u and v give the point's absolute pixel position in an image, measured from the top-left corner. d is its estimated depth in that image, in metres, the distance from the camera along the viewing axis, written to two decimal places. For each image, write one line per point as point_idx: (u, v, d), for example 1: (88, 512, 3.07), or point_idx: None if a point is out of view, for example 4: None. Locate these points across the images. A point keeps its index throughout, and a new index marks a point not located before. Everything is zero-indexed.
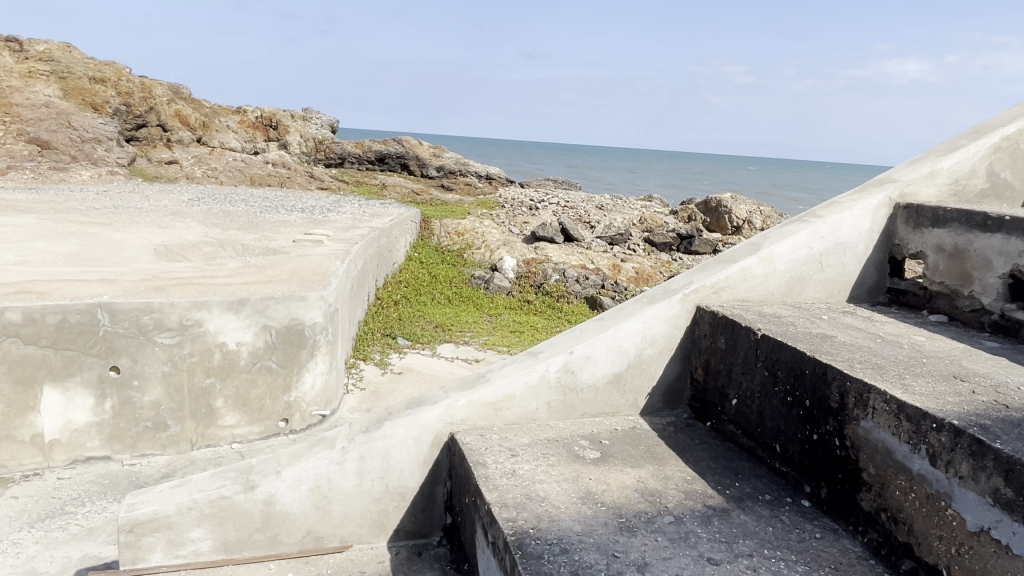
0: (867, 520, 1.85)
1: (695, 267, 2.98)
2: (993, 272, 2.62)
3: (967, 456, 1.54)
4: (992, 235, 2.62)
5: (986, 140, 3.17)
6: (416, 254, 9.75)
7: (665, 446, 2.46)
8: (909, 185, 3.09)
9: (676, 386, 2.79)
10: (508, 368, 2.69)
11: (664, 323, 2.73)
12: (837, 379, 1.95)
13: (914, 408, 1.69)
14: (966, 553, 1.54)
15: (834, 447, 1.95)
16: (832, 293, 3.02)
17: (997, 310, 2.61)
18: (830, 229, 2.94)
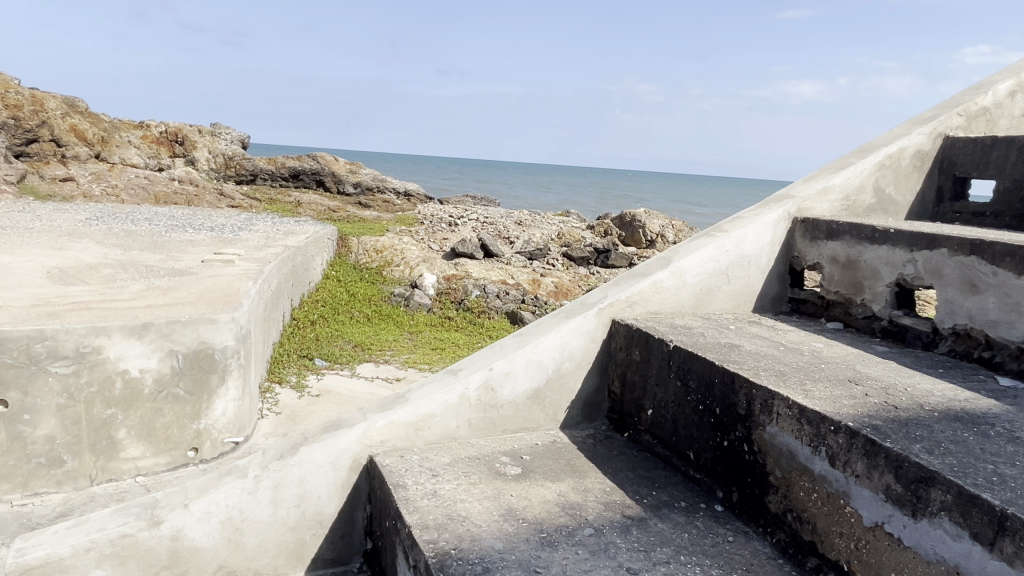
0: (776, 522, 1.92)
1: (609, 282, 3.05)
2: (882, 281, 2.80)
3: (862, 456, 1.63)
4: (880, 246, 2.81)
5: (871, 158, 3.40)
6: (333, 272, 9.55)
7: (585, 459, 2.49)
8: (806, 201, 3.28)
9: (594, 399, 2.84)
10: (427, 387, 2.66)
11: (581, 337, 2.78)
12: (744, 387, 2.04)
13: (814, 412, 1.79)
14: (865, 547, 1.63)
15: (743, 452, 2.04)
16: (738, 303, 3.15)
17: (887, 317, 2.79)
18: (735, 243, 3.09)
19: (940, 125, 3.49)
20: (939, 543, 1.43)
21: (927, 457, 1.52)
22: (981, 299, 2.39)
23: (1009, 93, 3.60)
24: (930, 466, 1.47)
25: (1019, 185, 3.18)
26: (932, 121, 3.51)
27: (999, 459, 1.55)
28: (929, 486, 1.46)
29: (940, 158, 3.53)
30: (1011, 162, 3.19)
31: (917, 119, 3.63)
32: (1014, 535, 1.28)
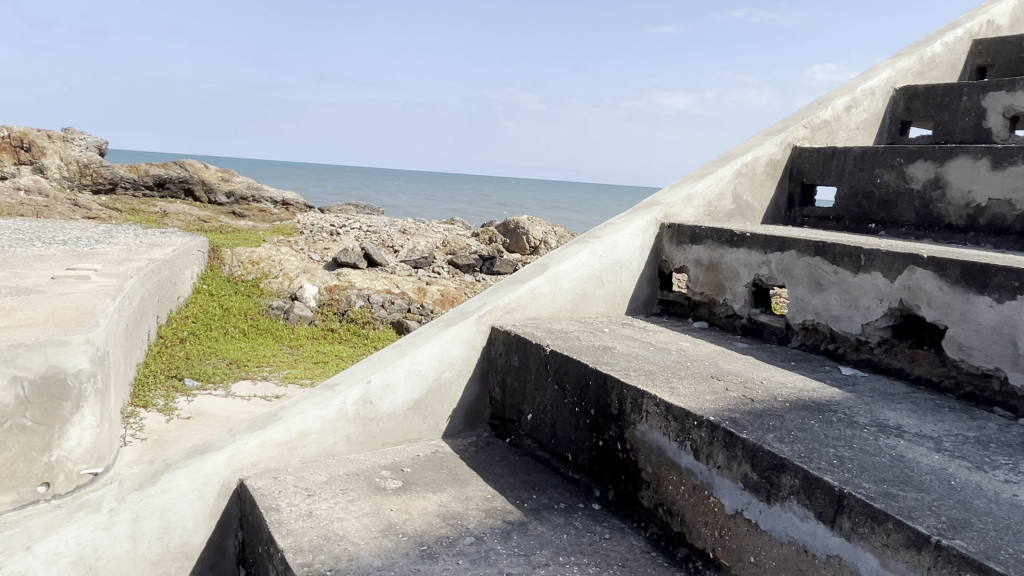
0: (648, 515, 2.00)
1: (488, 289, 3.07)
2: (741, 282, 2.99)
3: (722, 447, 1.73)
4: (738, 249, 3.00)
5: (729, 166, 3.63)
6: (205, 286, 9.04)
7: (466, 467, 2.48)
8: (672, 207, 3.45)
9: (475, 406, 2.84)
10: (302, 403, 2.57)
11: (461, 345, 2.78)
12: (616, 388, 2.12)
13: (679, 409, 1.88)
14: (727, 534, 1.72)
15: (616, 451, 2.11)
16: (612, 307, 3.27)
17: (746, 315, 2.97)
18: (607, 249, 3.20)
19: (789, 136, 3.78)
20: (790, 524, 1.54)
21: (778, 445, 1.63)
22: (825, 296, 2.60)
23: (847, 107, 3.95)
24: (781, 453, 1.58)
25: (855, 192, 3.46)
26: (782, 132, 3.80)
27: (840, 442, 1.69)
28: (780, 472, 1.56)
29: (791, 167, 3.83)
30: (849, 170, 3.49)
31: (769, 130, 3.92)
32: (850, 511, 1.39)
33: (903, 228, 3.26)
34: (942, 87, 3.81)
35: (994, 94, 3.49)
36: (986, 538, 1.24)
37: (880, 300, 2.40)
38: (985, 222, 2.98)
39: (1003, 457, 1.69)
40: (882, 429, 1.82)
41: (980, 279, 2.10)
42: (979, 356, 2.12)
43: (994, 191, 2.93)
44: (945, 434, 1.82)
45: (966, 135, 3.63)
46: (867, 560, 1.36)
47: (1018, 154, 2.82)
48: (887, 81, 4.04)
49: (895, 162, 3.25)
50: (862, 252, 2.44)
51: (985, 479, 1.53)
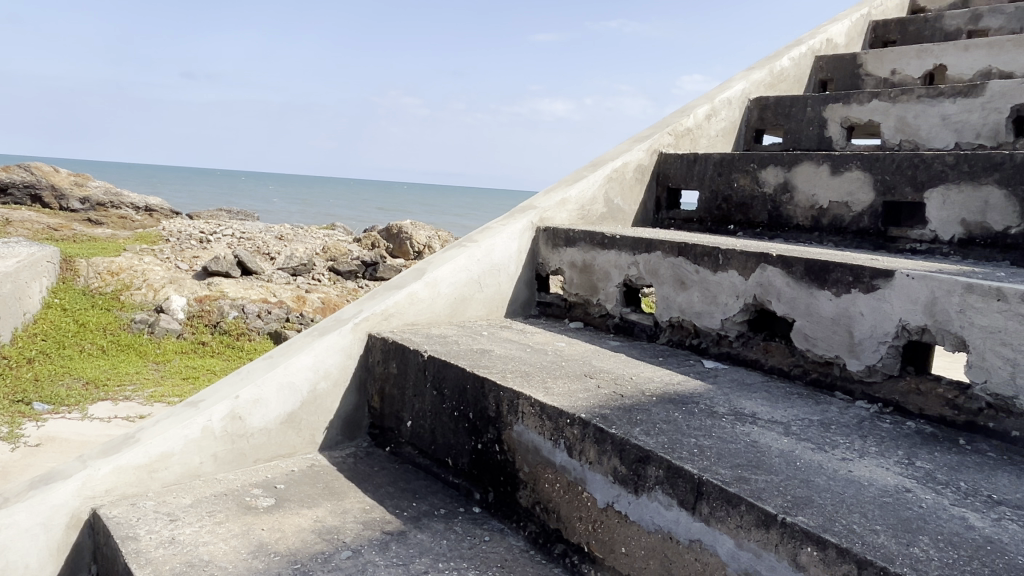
0: (527, 514, 2.03)
1: (364, 295, 3.01)
2: (612, 282, 3.10)
3: (593, 443, 1.78)
4: (609, 251, 3.11)
5: (600, 172, 3.76)
6: (56, 300, 8.28)
7: (344, 480, 2.42)
8: (547, 212, 3.53)
9: (353, 416, 2.77)
10: (163, 422, 2.42)
11: (336, 354, 2.70)
12: (493, 391, 2.14)
13: (552, 408, 1.92)
14: (600, 527, 1.78)
15: (495, 453, 2.14)
16: (491, 310, 3.29)
17: (618, 314, 3.09)
18: (484, 252, 3.23)
19: (655, 142, 3.97)
20: (656, 513, 1.61)
21: (644, 438, 1.71)
22: (689, 295, 2.75)
23: (707, 116, 4.20)
24: (646, 446, 1.65)
25: (715, 195, 3.69)
26: (648, 139, 3.99)
27: (700, 432, 1.79)
28: (646, 464, 1.63)
29: (657, 172, 4.02)
30: (709, 175, 3.72)
31: (637, 137, 4.10)
32: (709, 497, 1.47)
33: (757, 228, 3.51)
34: (789, 99, 4.14)
35: (833, 105, 3.81)
36: (825, 512, 1.35)
37: (737, 296, 2.56)
38: (827, 222, 3.23)
39: (842, 437, 1.85)
40: (738, 417, 1.95)
41: (820, 274, 2.29)
42: (822, 346, 2.31)
43: (833, 194, 3.19)
44: (793, 419, 1.98)
45: (810, 143, 3.96)
46: (724, 542, 1.44)
47: (853, 161, 3.08)
48: (742, 92, 4.34)
49: (749, 167, 3.49)
50: (720, 252, 2.61)
51: (826, 458, 1.67)
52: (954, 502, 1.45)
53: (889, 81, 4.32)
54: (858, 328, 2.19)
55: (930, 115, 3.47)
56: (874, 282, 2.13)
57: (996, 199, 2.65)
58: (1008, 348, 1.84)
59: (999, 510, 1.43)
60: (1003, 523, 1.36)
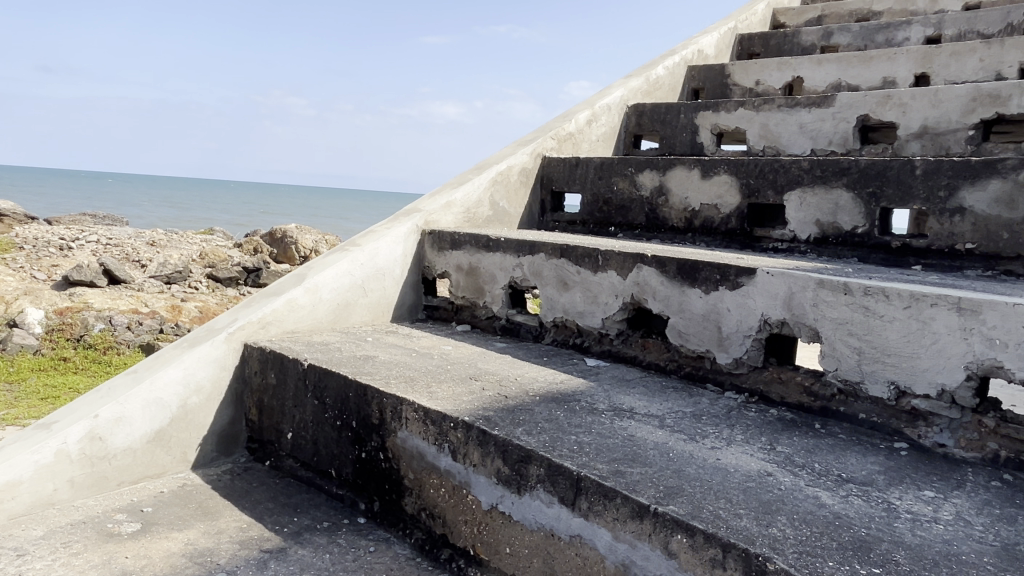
0: (413, 522, 2.00)
1: (239, 304, 2.87)
2: (497, 284, 3.12)
3: (476, 446, 1.79)
4: (494, 254, 3.13)
5: (485, 175, 3.79)
6: None
7: (219, 498, 2.29)
8: (432, 215, 3.51)
9: (229, 431, 2.64)
10: (10, 448, 2.21)
11: (208, 366, 2.56)
12: (376, 398, 2.09)
13: (435, 413, 1.91)
14: (485, 530, 1.78)
15: (379, 461, 2.10)
16: (376, 315, 3.23)
17: (505, 316, 3.12)
18: (367, 257, 3.17)
19: (538, 146, 4.04)
20: (538, 512, 1.63)
21: (525, 438, 1.73)
22: (571, 295, 2.81)
23: (588, 121, 4.33)
24: (528, 446, 1.67)
25: (596, 198, 3.80)
26: (532, 143, 4.05)
27: (580, 430, 1.83)
28: (528, 463, 1.65)
29: (541, 175, 4.10)
30: (590, 179, 3.83)
31: (521, 141, 4.16)
32: (587, 493, 1.50)
33: (636, 230, 3.64)
34: (664, 106, 4.33)
35: (703, 113, 4.04)
36: (693, 501, 1.42)
37: (616, 296, 2.65)
38: (699, 223, 3.40)
39: (712, 427, 1.95)
40: (617, 413, 2.01)
41: (691, 273, 2.40)
42: (694, 341, 2.43)
43: (704, 197, 3.36)
44: (668, 412, 2.06)
45: (684, 148, 4.16)
46: (602, 535, 1.48)
47: (721, 165, 3.27)
48: (621, 98, 4.49)
49: (627, 171, 3.63)
50: (599, 253, 2.69)
51: (696, 448, 1.75)
52: (809, 483, 1.56)
53: (754, 91, 4.62)
54: (726, 323, 2.32)
55: (789, 123, 3.73)
56: (738, 279, 2.27)
57: (845, 201, 2.88)
58: (855, 338, 2.00)
59: (847, 488, 1.55)
60: (851, 499, 1.48)
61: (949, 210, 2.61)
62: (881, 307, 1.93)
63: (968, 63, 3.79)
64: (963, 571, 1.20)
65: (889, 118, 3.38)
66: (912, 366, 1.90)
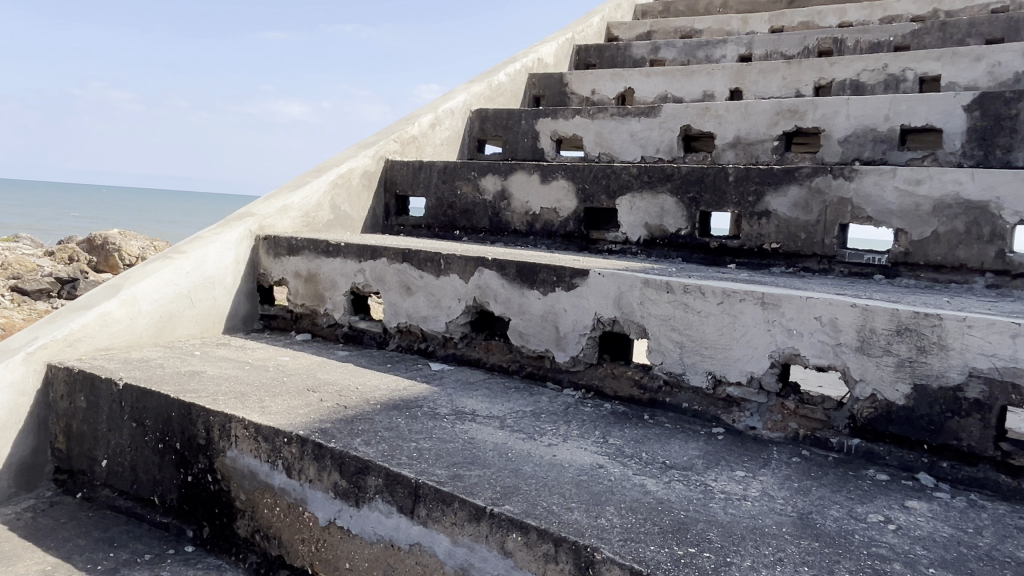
0: (246, 545, 1.89)
1: (42, 319, 2.58)
2: (339, 291, 3.03)
3: (312, 460, 1.72)
4: (334, 259, 3.03)
5: (324, 178, 3.67)
6: None
7: (19, 539, 2.03)
8: (267, 219, 3.35)
9: (30, 462, 2.35)
10: None
11: (3, 392, 2.27)
12: (202, 416, 1.96)
13: (267, 428, 1.81)
14: (323, 546, 1.72)
15: (207, 484, 1.97)
16: (206, 326, 3.03)
17: (347, 323, 3.03)
18: (194, 265, 2.96)
19: (380, 149, 3.98)
20: (377, 523, 1.60)
21: (363, 449, 1.68)
22: (414, 300, 2.79)
23: (431, 124, 4.32)
24: (365, 456, 1.63)
25: (440, 202, 3.81)
26: (374, 146, 3.99)
27: (421, 436, 1.81)
28: (365, 474, 1.61)
29: (385, 178, 4.03)
30: (434, 183, 3.83)
31: (362, 143, 4.07)
32: (425, 499, 1.49)
33: (480, 234, 3.69)
34: (506, 111, 4.42)
35: (543, 120, 4.16)
36: (528, 498, 1.45)
37: (458, 299, 2.66)
38: (540, 227, 3.50)
39: (549, 425, 2.01)
40: (459, 416, 2.02)
41: (529, 275, 2.47)
42: (534, 341, 2.50)
43: (544, 201, 3.47)
44: (508, 412, 2.10)
45: (526, 153, 4.28)
46: (441, 541, 1.48)
47: (559, 170, 3.39)
48: (464, 103, 4.52)
49: (470, 175, 3.67)
50: (442, 257, 2.69)
51: (534, 446, 1.80)
52: (636, 472, 1.65)
53: (590, 100, 4.84)
54: (563, 323, 2.41)
55: (621, 131, 3.94)
56: (573, 280, 2.36)
57: (670, 205, 3.09)
58: (677, 332, 2.15)
59: (670, 474, 1.66)
60: (673, 485, 1.58)
61: (757, 214, 2.87)
62: (699, 303, 2.09)
63: (773, 81, 4.20)
64: (765, 542, 1.32)
65: (708, 129, 3.66)
66: (726, 356, 2.07)
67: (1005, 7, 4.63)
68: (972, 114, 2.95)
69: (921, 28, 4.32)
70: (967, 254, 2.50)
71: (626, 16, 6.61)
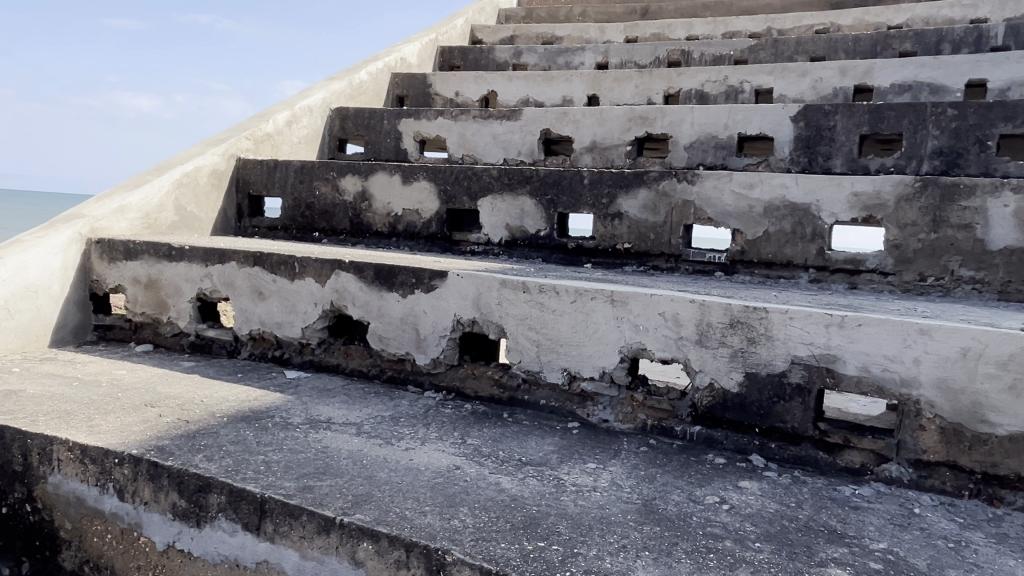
0: None
1: None
2: (183, 297, 2.83)
3: (147, 481, 1.59)
4: (177, 264, 2.84)
5: (167, 176, 3.44)
6: None
7: None
8: (100, 221, 3.07)
9: None
10: None
11: None
12: (17, 439, 1.76)
13: (95, 449, 1.66)
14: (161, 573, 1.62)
15: (27, 515, 1.79)
16: (28, 340, 2.74)
17: (193, 332, 2.84)
18: (11, 272, 2.67)
19: (231, 147, 3.78)
20: (221, 542, 1.53)
21: (205, 465, 1.58)
22: (267, 305, 2.67)
23: (287, 122, 4.15)
24: (206, 473, 1.53)
25: (298, 203, 3.67)
26: (223, 143, 3.77)
27: (270, 448, 1.73)
28: (207, 492, 1.52)
29: (237, 178, 3.83)
30: (290, 182, 3.68)
31: (211, 140, 3.84)
32: (272, 514, 1.43)
33: (340, 235, 3.59)
34: (368, 110, 4.33)
35: (405, 120, 4.12)
36: (380, 505, 1.42)
37: (315, 304, 2.58)
38: (402, 228, 3.45)
39: (407, 428, 1.99)
40: (313, 425, 1.95)
41: (388, 278, 2.43)
42: (394, 344, 2.46)
43: (405, 202, 3.43)
44: (366, 418, 2.06)
45: (388, 154, 4.21)
46: (289, 556, 1.43)
47: (419, 171, 3.36)
48: (323, 100, 4.38)
49: (329, 175, 3.56)
50: (296, 261, 2.59)
51: (391, 451, 1.77)
52: (492, 470, 1.67)
53: (454, 102, 4.86)
54: (423, 326, 2.39)
55: (483, 133, 3.98)
56: (432, 281, 2.35)
57: (529, 207, 3.15)
58: (533, 331, 2.20)
59: (525, 470, 1.69)
60: (527, 481, 1.62)
61: (610, 215, 3.00)
62: (553, 302, 2.15)
63: (627, 89, 4.40)
64: (611, 530, 1.38)
65: (566, 132, 3.77)
66: (579, 353, 2.14)
67: (827, 28, 5.12)
68: (798, 125, 3.21)
69: (756, 44, 4.68)
70: (793, 253, 2.74)
71: (490, 20, 6.68)
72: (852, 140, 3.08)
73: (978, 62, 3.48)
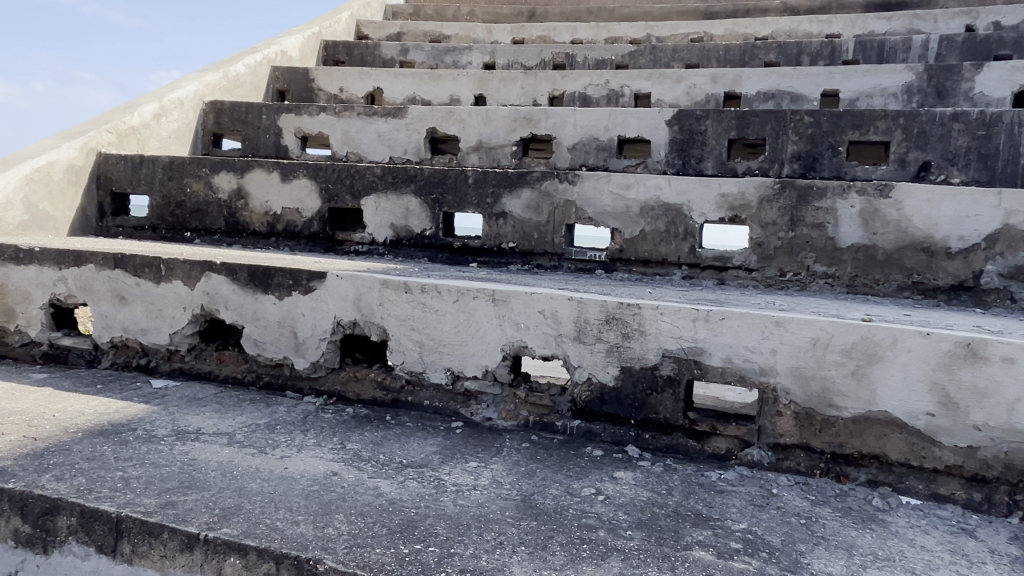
0: None
1: None
2: (34, 304, 2.60)
3: None
4: (25, 267, 2.60)
5: (14, 172, 3.15)
6: None
7: None
8: None
9: None
10: None
11: None
12: None
13: None
14: None
15: None
16: None
17: (46, 341, 2.62)
18: None
19: (90, 140, 3.51)
20: (72, 568, 1.42)
21: (53, 485, 1.46)
22: (130, 310, 2.49)
23: (154, 115, 3.90)
24: (54, 494, 1.42)
25: (167, 201, 3.46)
26: (81, 136, 3.50)
27: (129, 463, 1.62)
28: (54, 515, 1.40)
29: (98, 173, 3.56)
30: (158, 179, 3.46)
31: (67, 133, 3.55)
32: (129, 534, 1.34)
33: (215, 235, 3.41)
34: (244, 104, 4.12)
35: (286, 116, 3.97)
36: (250, 517, 1.37)
37: (184, 308, 2.43)
38: (281, 228, 3.33)
39: (283, 436, 1.92)
40: (180, 437, 1.84)
41: (263, 280, 2.34)
42: (270, 349, 2.37)
43: (285, 201, 3.30)
44: (239, 427, 1.97)
45: (267, 150, 4.04)
46: None
47: (299, 169, 3.25)
48: (195, 93, 4.14)
49: (201, 172, 3.38)
50: (162, 262, 2.43)
51: (265, 460, 1.70)
52: (371, 475, 1.64)
53: (339, 98, 4.73)
54: (301, 329, 2.32)
55: (368, 131, 3.90)
56: (311, 283, 2.28)
57: (413, 206, 3.12)
58: (416, 331, 2.18)
59: (405, 473, 1.67)
60: (407, 483, 1.60)
61: (495, 214, 3.02)
62: (436, 302, 2.14)
63: (513, 90, 4.44)
64: (488, 528, 1.39)
65: (452, 132, 3.77)
66: (462, 353, 2.14)
67: (700, 36, 5.39)
68: (673, 128, 3.36)
69: (636, 50, 4.86)
70: (667, 250, 2.86)
71: (376, 16, 6.56)
72: (722, 143, 3.26)
73: (831, 73, 3.77)
